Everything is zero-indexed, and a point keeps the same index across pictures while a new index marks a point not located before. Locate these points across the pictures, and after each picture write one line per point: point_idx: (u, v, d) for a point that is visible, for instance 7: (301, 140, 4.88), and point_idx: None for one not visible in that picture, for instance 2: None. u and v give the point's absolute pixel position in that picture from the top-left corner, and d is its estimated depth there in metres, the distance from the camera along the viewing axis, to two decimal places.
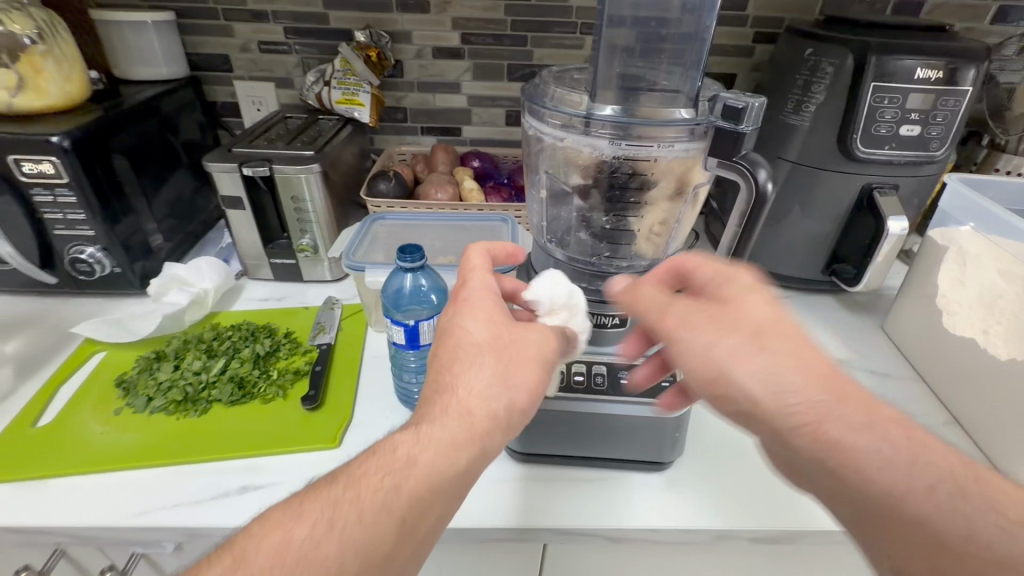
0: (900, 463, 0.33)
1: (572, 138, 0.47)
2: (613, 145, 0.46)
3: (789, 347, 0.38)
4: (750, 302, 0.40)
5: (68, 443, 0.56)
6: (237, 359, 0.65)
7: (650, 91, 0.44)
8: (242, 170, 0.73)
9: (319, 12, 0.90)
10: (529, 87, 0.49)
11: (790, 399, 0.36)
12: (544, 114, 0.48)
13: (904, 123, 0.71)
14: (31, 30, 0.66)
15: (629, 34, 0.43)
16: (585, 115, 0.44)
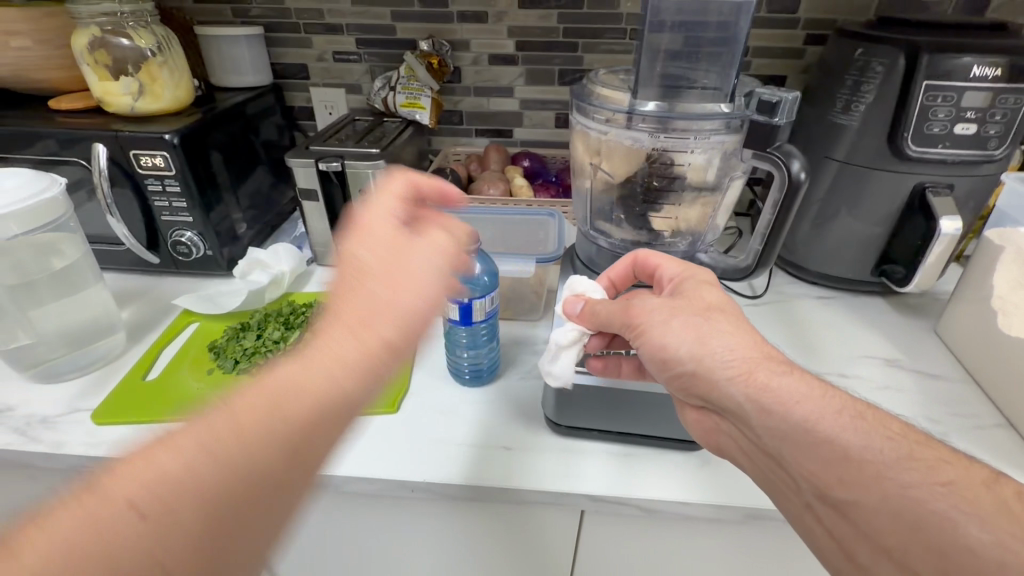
0: (811, 396, 0.39)
1: (615, 132, 0.51)
2: (652, 138, 0.50)
3: (730, 321, 0.45)
4: (691, 288, 0.48)
5: (171, 395, 0.65)
6: (310, 331, 0.73)
7: (691, 89, 0.48)
8: (318, 165, 0.81)
9: (387, 24, 0.98)
10: (576, 86, 0.54)
11: (724, 352, 0.43)
12: (590, 111, 0.52)
13: (959, 121, 0.70)
14: (152, 44, 0.78)
15: (671, 38, 0.47)
16: (627, 111, 0.48)
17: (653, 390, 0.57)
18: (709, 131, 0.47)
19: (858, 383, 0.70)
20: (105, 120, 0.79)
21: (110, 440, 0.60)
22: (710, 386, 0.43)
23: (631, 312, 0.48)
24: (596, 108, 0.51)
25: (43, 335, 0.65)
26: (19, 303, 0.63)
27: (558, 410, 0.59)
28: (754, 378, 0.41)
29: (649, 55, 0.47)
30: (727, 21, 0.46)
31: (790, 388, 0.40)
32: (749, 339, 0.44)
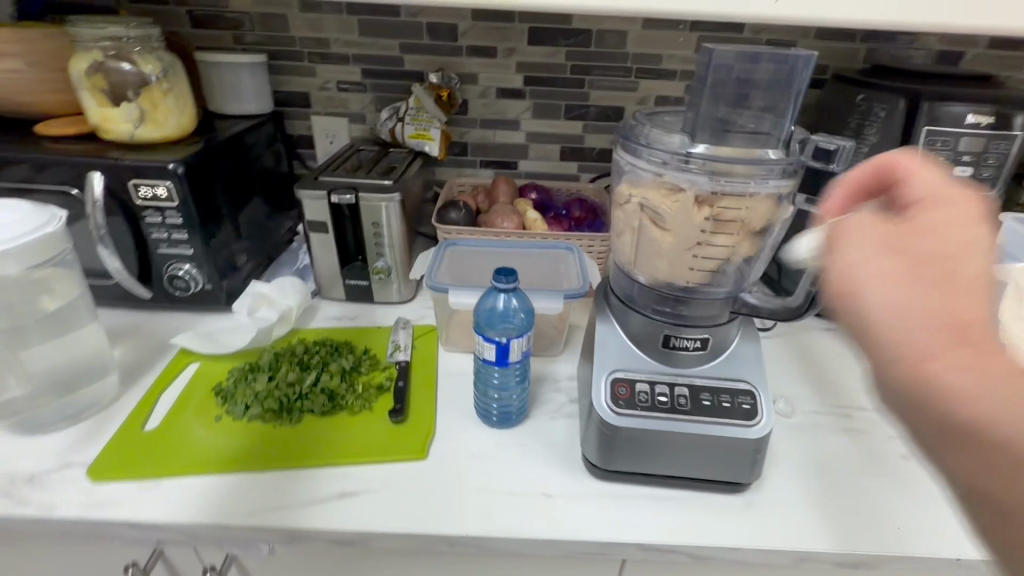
0: (1007, 408, 0.26)
1: (670, 176, 0.51)
2: (711, 182, 0.50)
3: (958, 288, 0.30)
4: (943, 230, 0.32)
5: (177, 446, 0.60)
6: (326, 372, 0.68)
7: (740, 134, 0.49)
8: (331, 197, 0.79)
9: (395, 55, 0.98)
10: (621, 129, 0.55)
11: (906, 318, 0.30)
12: (639, 152, 0.53)
13: (956, 164, 0.74)
14: (158, 70, 0.74)
15: (721, 87, 0.48)
16: (686, 154, 0.49)
17: (701, 436, 0.55)
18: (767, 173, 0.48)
19: (879, 416, 0.72)
20: (101, 147, 0.74)
21: (109, 500, 0.54)
22: (867, 351, 0.32)
23: (827, 237, 0.37)
24: (650, 150, 0.51)
25: (31, 382, 0.60)
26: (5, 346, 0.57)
27: (602, 453, 0.57)
28: (924, 363, 0.29)
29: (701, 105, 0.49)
30: (778, 72, 0.48)
31: (975, 386, 0.27)
32: (954, 311, 0.29)
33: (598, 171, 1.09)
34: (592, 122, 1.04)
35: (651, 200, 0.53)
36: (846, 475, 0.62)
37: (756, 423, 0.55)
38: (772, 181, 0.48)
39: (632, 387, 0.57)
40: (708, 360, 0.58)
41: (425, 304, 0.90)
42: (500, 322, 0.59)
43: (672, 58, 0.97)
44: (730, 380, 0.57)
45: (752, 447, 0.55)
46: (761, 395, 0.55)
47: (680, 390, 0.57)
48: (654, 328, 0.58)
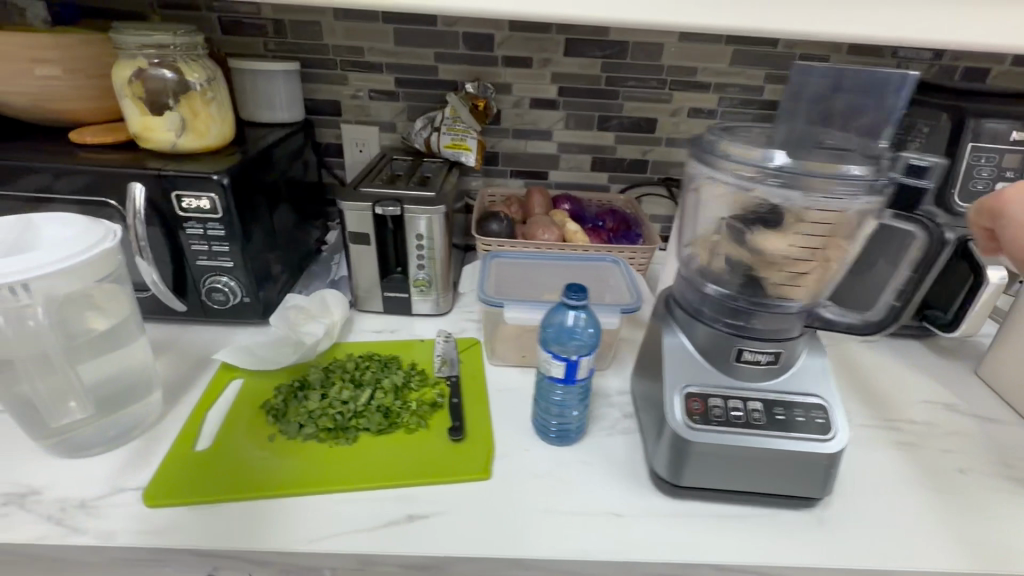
0: None
1: (759, 189, 0.51)
2: (802, 197, 0.49)
3: None
4: None
5: (231, 468, 0.58)
6: (379, 389, 0.67)
7: (822, 148, 0.49)
8: (375, 209, 0.78)
9: (430, 65, 0.97)
10: (696, 140, 0.56)
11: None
12: (717, 162, 0.53)
13: (1000, 180, 0.75)
14: (201, 77, 0.72)
15: (821, 98, 0.52)
16: (776, 169, 0.48)
17: (774, 452, 0.55)
18: (857, 192, 0.47)
19: (929, 429, 0.72)
20: (140, 156, 0.72)
21: (169, 526, 0.52)
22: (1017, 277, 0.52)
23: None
24: (730, 161, 0.51)
25: (83, 403, 0.56)
26: (61, 367, 0.54)
27: (673, 469, 0.57)
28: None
29: (797, 112, 0.52)
30: (880, 93, 0.51)
31: None
32: None
33: (628, 182, 1.09)
34: (624, 133, 1.04)
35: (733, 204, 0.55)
36: (907, 489, 0.63)
37: (830, 438, 0.55)
38: (860, 199, 0.47)
39: (706, 403, 0.57)
40: (778, 377, 0.58)
41: (464, 316, 0.89)
42: (568, 338, 0.58)
43: (706, 71, 0.98)
44: (800, 395, 0.57)
45: (825, 463, 0.55)
46: (835, 412, 0.55)
47: (754, 404, 0.57)
48: (723, 342, 0.57)
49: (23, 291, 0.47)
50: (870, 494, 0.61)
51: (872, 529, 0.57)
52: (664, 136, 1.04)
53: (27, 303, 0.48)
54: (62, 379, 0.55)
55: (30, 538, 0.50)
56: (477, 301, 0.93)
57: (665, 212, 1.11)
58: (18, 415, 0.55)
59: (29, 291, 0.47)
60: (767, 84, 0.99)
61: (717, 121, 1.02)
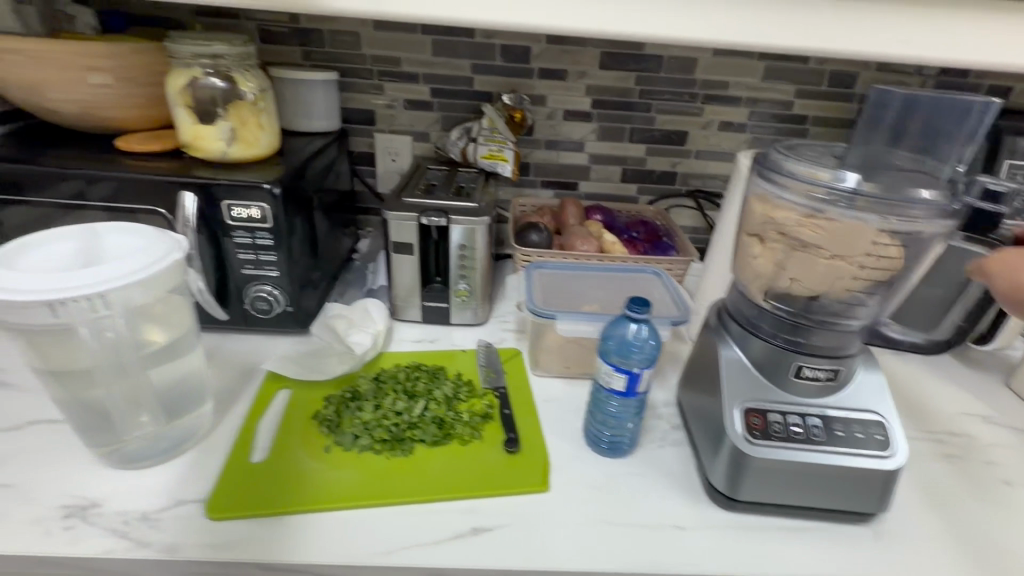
0: None
1: (832, 212, 0.50)
2: (877, 220, 0.49)
3: None
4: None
5: (290, 479, 0.58)
6: (432, 401, 0.67)
7: (892, 172, 0.50)
8: (422, 220, 0.78)
9: (466, 75, 0.98)
10: (758, 160, 0.57)
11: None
12: (781, 184, 0.53)
13: None
14: (254, 88, 0.73)
15: (901, 119, 0.51)
16: (853, 193, 0.48)
17: (836, 468, 0.56)
18: (929, 216, 0.48)
19: (971, 442, 0.73)
20: (189, 165, 0.72)
21: (234, 539, 0.51)
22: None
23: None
24: (797, 182, 0.52)
25: (155, 412, 0.56)
26: (134, 376, 0.53)
27: (731, 482, 0.57)
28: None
29: (869, 142, 0.51)
30: (956, 117, 0.50)
31: None
32: None
33: (657, 193, 1.10)
34: (655, 145, 1.05)
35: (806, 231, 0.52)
36: (957, 502, 0.63)
37: (890, 455, 0.56)
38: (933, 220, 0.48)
39: (766, 418, 0.58)
40: (836, 393, 0.59)
41: (501, 326, 0.89)
42: (630, 352, 0.58)
43: (738, 85, 0.99)
44: (857, 411, 0.58)
45: (884, 477, 0.56)
46: (894, 429, 0.57)
47: (814, 420, 0.58)
48: (779, 356, 0.58)
49: (101, 303, 0.47)
50: (922, 508, 0.62)
51: (928, 542, 0.58)
52: (694, 149, 1.05)
53: (104, 314, 0.47)
54: (134, 387, 0.54)
55: (96, 552, 0.49)
56: (513, 310, 0.93)
57: (693, 223, 1.13)
58: (88, 423, 0.54)
59: (106, 301, 0.47)
60: (797, 100, 1.00)
61: (746, 135, 1.04)
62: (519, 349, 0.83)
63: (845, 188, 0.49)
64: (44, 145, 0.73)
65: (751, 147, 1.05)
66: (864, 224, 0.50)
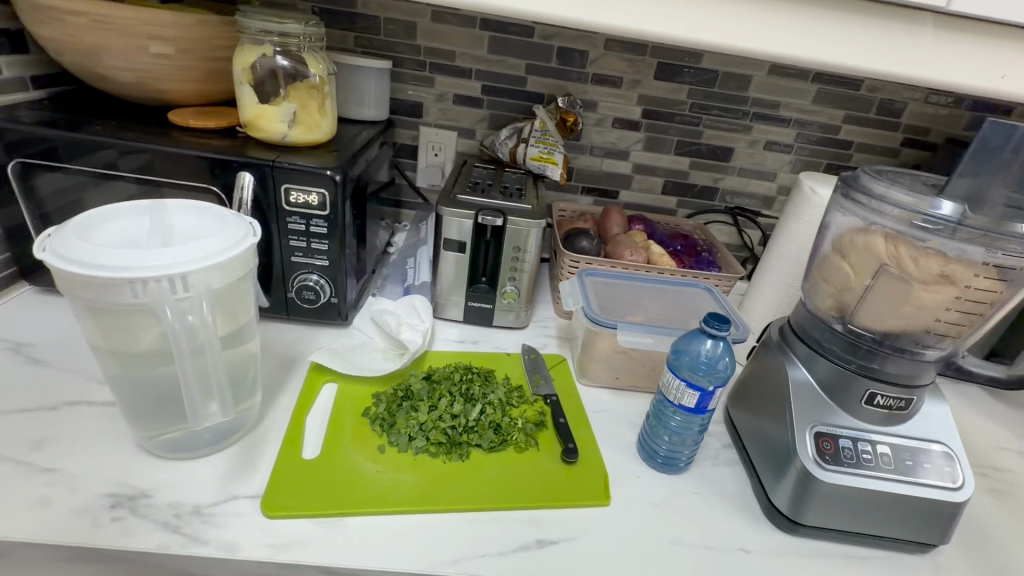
0: None
1: (933, 241, 0.53)
2: (980, 252, 0.51)
3: None
4: None
5: (348, 478, 0.55)
6: (488, 404, 0.65)
7: (989, 208, 0.52)
8: (478, 218, 0.77)
9: (519, 75, 0.97)
10: (849, 180, 0.60)
11: None
12: (874, 204, 0.56)
13: None
14: (322, 72, 0.72)
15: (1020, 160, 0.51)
16: (958, 222, 0.50)
17: (905, 498, 0.55)
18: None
19: (1012, 477, 0.73)
20: (244, 144, 0.69)
21: (296, 540, 0.49)
22: None
23: None
24: (892, 208, 0.54)
25: (222, 397, 0.52)
26: (208, 358, 0.49)
27: (797, 505, 0.56)
28: None
29: (976, 173, 0.52)
30: None
31: None
32: None
33: (695, 208, 1.09)
34: (700, 159, 1.04)
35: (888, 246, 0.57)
36: (1007, 536, 0.63)
37: (957, 487, 0.56)
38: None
39: (836, 442, 0.57)
40: (903, 422, 0.59)
41: (542, 332, 0.87)
42: (703, 369, 0.58)
43: (788, 106, 1.00)
44: (923, 441, 0.58)
45: (951, 510, 0.55)
46: (960, 461, 0.57)
47: (883, 448, 0.57)
48: (850, 381, 0.58)
49: (181, 284, 0.44)
50: (976, 541, 0.62)
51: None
52: (738, 166, 1.05)
53: (183, 297, 0.45)
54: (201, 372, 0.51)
55: (150, 547, 0.46)
56: (553, 317, 0.91)
57: (728, 240, 1.12)
58: (145, 405, 0.51)
59: (187, 282, 0.44)
60: (844, 124, 1.01)
61: (791, 156, 1.04)
62: (563, 356, 0.82)
63: (947, 217, 0.51)
64: (91, 113, 0.70)
65: (794, 168, 1.05)
66: (965, 253, 0.52)
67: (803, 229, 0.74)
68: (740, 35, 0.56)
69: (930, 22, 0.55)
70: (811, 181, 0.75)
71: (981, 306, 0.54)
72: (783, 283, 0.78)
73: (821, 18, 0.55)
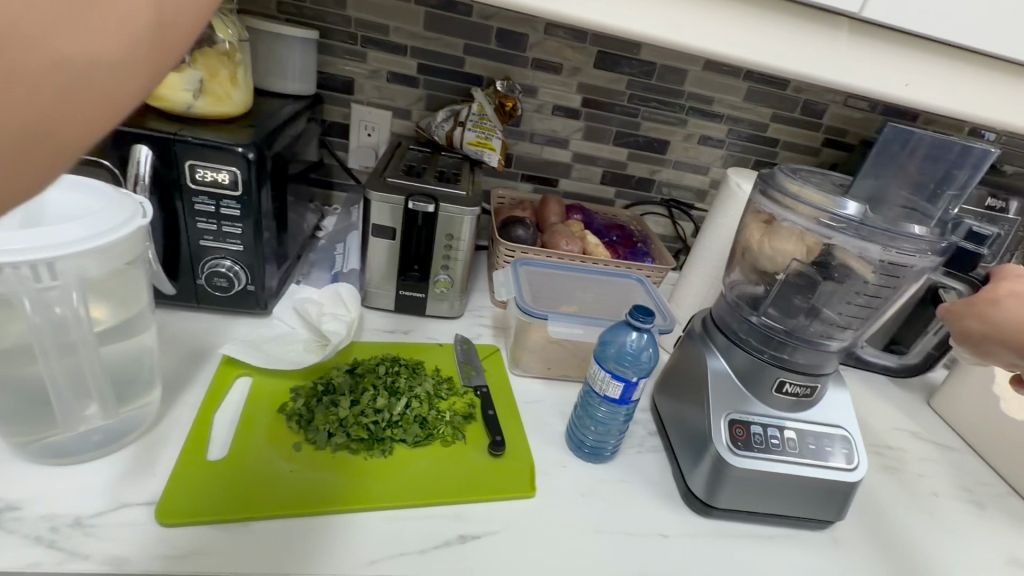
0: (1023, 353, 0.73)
1: (838, 238, 0.55)
2: (879, 250, 0.53)
3: None
4: None
5: (257, 479, 0.52)
6: (415, 398, 0.63)
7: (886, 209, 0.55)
8: (408, 203, 0.73)
9: (457, 55, 0.93)
10: (765, 174, 0.62)
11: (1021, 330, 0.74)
12: (785, 202, 0.58)
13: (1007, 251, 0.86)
14: (233, 37, 0.65)
15: (915, 164, 0.54)
16: (861, 221, 0.53)
17: (809, 480, 0.58)
18: (922, 250, 0.52)
19: (903, 454, 0.80)
20: (143, 114, 0.62)
21: (194, 549, 0.45)
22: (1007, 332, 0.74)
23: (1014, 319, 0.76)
24: (803, 205, 0.56)
25: (104, 398, 0.48)
26: (83, 356, 0.45)
27: (711, 490, 0.59)
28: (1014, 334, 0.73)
29: (877, 175, 0.55)
30: (964, 171, 0.54)
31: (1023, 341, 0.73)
32: None
33: (632, 199, 1.10)
34: (638, 151, 1.05)
35: (795, 244, 0.59)
36: (896, 510, 0.70)
37: (853, 468, 0.60)
38: (924, 254, 0.52)
39: (748, 429, 0.60)
40: (808, 408, 0.62)
41: (477, 321, 0.86)
42: (628, 360, 0.59)
43: (721, 102, 1.02)
44: (826, 426, 0.62)
45: (847, 489, 0.59)
46: (858, 444, 0.61)
47: (790, 434, 0.60)
48: (762, 370, 0.60)
49: (47, 272, 0.39)
50: (869, 515, 0.67)
51: (876, 547, 0.63)
52: (674, 159, 1.07)
53: (50, 286, 0.40)
54: (77, 369, 0.45)
55: (18, 565, 0.41)
56: (489, 306, 0.90)
57: (663, 232, 1.15)
58: (12, 407, 0.45)
59: (55, 270, 0.39)
60: (772, 123, 1.05)
61: (723, 151, 1.07)
62: (496, 346, 0.81)
63: (851, 216, 0.53)
64: None
65: (725, 163, 1.08)
66: (866, 250, 0.54)
67: (729, 223, 0.76)
68: (672, 28, 0.56)
69: (846, 26, 0.57)
70: (737, 176, 0.77)
71: (879, 300, 0.58)
72: (709, 275, 0.80)
73: (747, 15, 0.56)
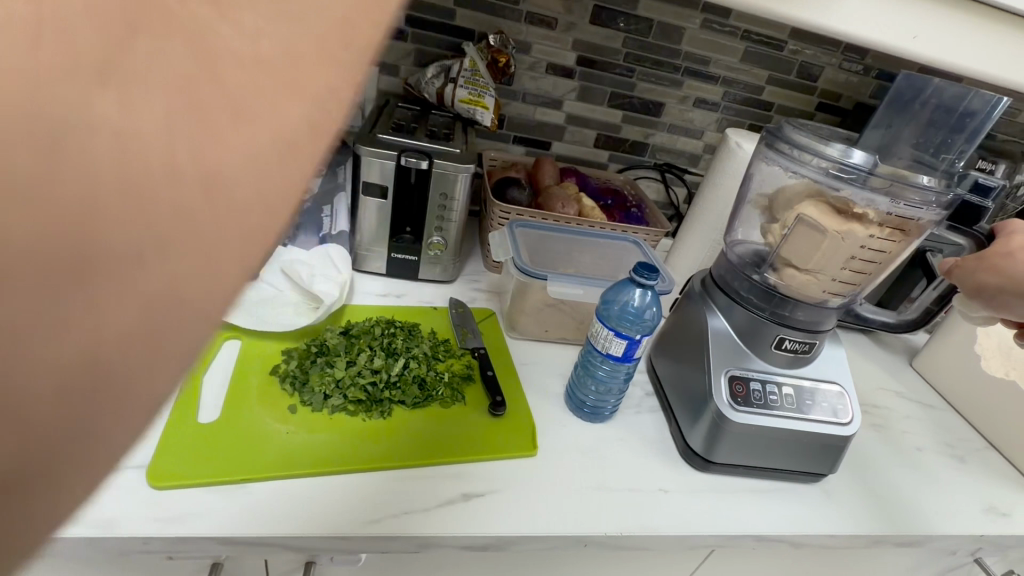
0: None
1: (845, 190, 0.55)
2: (886, 203, 0.54)
3: None
4: None
5: (251, 440, 0.50)
6: (414, 359, 0.62)
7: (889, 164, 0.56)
8: (401, 160, 0.70)
9: (447, 7, 0.89)
10: (769, 129, 0.62)
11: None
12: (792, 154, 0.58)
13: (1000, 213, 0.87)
14: None
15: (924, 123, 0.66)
16: (868, 171, 0.53)
17: (806, 435, 0.59)
18: (927, 203, 0.53)
19: (889, 413, 0.83)
20: None
21: (189, 510, 0.44)
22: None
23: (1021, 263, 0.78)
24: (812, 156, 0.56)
25: None
26: None
27: (709, 445, 0.59)
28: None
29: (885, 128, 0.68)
30: (964, 135, 0.65)
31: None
32: None
33: (627, 163, 1.08)
34: (632, 113, 1.03)
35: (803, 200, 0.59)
36: (883, 464, 0.71)
37: (846, 422, 0.61)
38: (928, 207, 0.53)
39: (747, 385, 0.60)
40: (805, 365, 0.63)
41: (471, 285, 0.84)
42: (630, 318, 0.59)
43: (717, 63, 1.00)
44: (821, 382, 0.63)
45: (841, 443, 0.61)
46: (852, 400, 0.63)
47: (787, 390, 0.61)
48: (761, 327, 0.61)
49: None
50: (859, 470, 0.69)
51: (864, 498, 0.65)
52: (669, 122, 1.05)
53: None
54: None
55: None
56: (483, 270, 0.88)
57: (656, 197, 1.13)
58: None
59: None
60: (768, 86, 1.03)
61: (717, 114, 1.05)
62: (492, 310, 0.79)
63: (860, 165, 0.53)
64: None
65: (720, 127, 1.07)
66: (872, 204, 0.54)
67: (729, 183, 0.75)
68: None
69: None
70: (736, 135, 0.76)
71: (880, 257, 0.59)
72: (707, 237, 0.79)
73: None
